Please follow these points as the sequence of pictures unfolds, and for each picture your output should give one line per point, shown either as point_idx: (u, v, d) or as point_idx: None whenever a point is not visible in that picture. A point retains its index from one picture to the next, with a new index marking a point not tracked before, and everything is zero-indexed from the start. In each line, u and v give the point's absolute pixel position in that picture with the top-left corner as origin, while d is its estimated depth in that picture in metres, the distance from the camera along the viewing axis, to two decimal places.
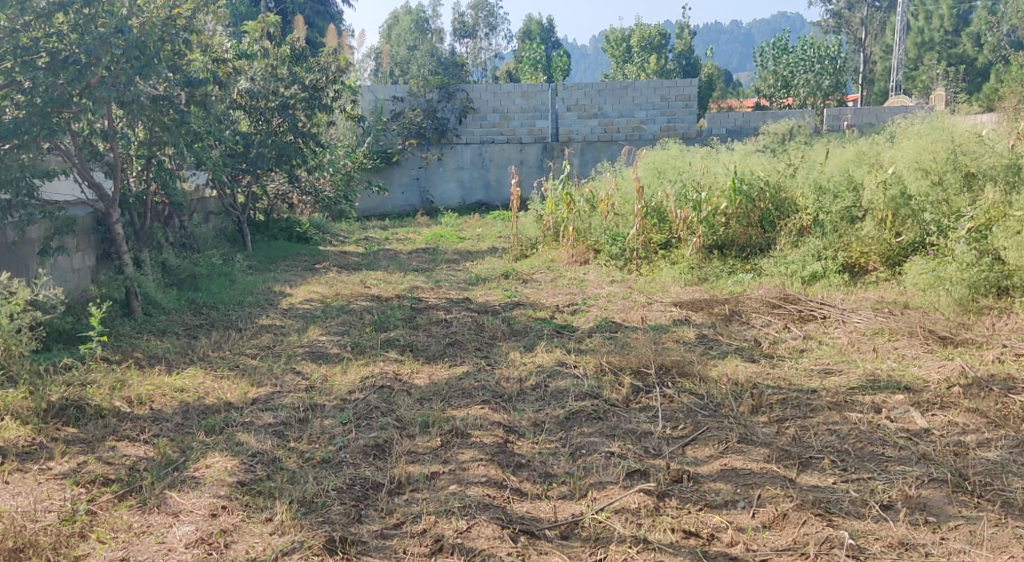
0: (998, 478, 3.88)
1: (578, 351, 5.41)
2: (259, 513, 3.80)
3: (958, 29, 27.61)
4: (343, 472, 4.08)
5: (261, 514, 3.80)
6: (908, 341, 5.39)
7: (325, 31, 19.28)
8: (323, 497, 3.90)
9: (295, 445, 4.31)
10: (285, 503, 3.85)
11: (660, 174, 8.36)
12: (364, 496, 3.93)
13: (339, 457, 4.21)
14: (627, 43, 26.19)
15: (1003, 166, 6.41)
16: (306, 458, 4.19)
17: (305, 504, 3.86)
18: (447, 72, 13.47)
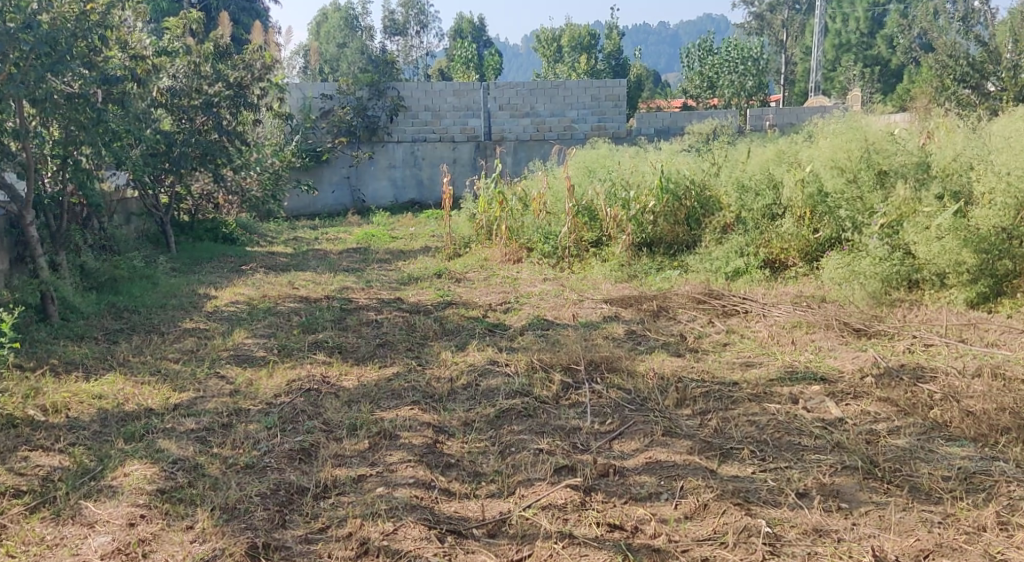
0: (906, 464, 4.02)
1: (510, 349, 5.45)
2: (179, 521, 3.78)
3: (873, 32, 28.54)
4: (267, 477, 4.07)
5: (181, 522, 3.77)
6: (824, 333, 5.56)
7: (251, 27, 19.01)
8: (246, 503, 3.89)
9: (217, 451, 4.28)
10: (206, 510, 3.83)
11: (590, 173, 8.43)
12: (288, 501, 3.92)
13: (263, 462, 4.19)
14: (558, 43, 26.30)
15: (913, 164, 6.63)
16: (229, 464, 4.17)
17: (228, 511, 3.85)
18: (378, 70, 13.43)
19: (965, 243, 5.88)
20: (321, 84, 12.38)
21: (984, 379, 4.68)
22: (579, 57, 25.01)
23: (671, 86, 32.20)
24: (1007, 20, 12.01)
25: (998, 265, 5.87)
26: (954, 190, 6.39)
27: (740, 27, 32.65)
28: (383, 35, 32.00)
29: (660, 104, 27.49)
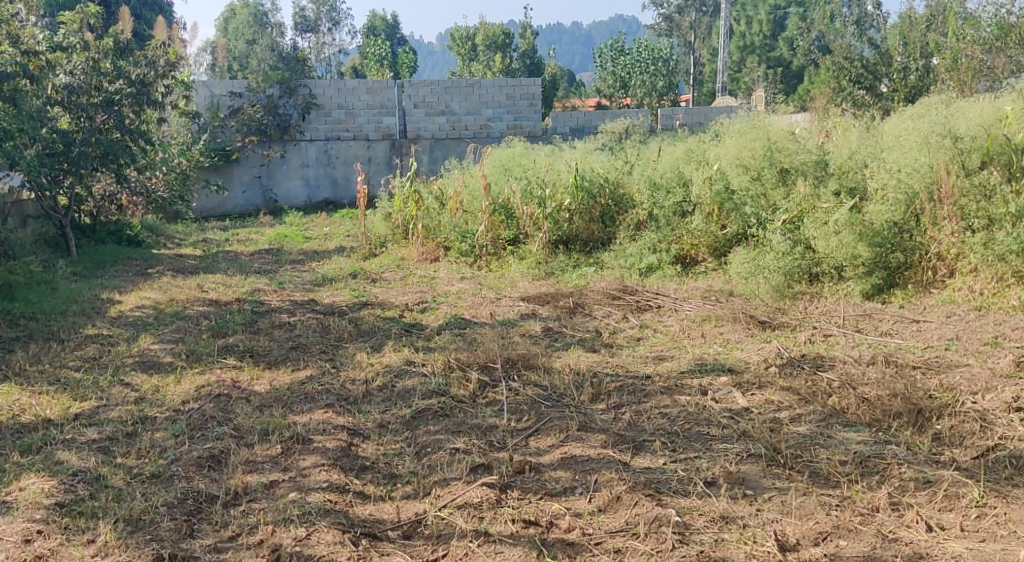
0: (807, 451, 4.14)
1: (426, 349, 5.48)
2: (79, 536, 3.73)
3: (775, 34, 29.44)
4: (174, 487, 4.02)
5: (82, 536, 3.73)
6: (731, 325, 5.73)
7: (152, 22, 18.59)
8: (151, 513, 3.84)
9: (121, 461, 4.22)
10: (109, 523, 3.78)
11: (507, 171, 8.41)
12: (196, 510, 3.89)
13: (170, 471, 4.15)
14: (473, 41, 26.00)
15: (813, 163, 6.92)
16: (134, 474, 4.11)
17: (132, 523, 3.80)
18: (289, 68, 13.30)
19: (861, 237, 6.18)
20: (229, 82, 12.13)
21: (878, 366, 4.87)
22: (493, 56, 25.08)
23: (584, 85, 32.63)
24: (897, 23, 12.53)
25: (891, 257, 6.18)
26: (850, 187, 6.72)
27: (649, 28, 33.21)
28: (294, 32, 31.64)
29: (574, 103, 27.83)
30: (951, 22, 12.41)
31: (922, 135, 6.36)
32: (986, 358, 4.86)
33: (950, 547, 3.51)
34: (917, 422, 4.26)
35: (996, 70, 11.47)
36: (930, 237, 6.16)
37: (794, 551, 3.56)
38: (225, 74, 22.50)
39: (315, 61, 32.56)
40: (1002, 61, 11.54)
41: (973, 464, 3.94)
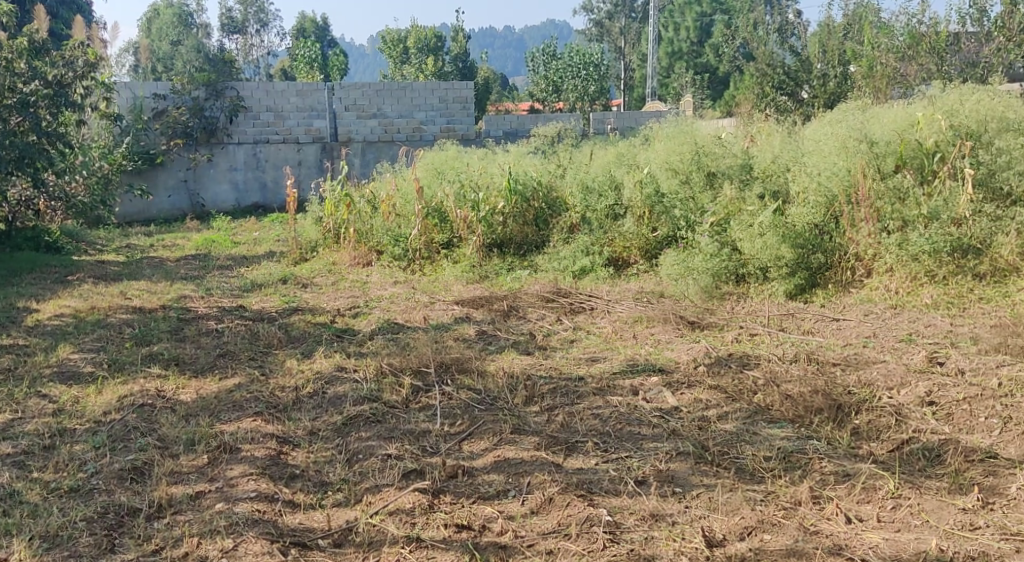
0: (733, 447, 4.24)
1: (358, 354, 5.47)
2: None
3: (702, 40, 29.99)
4: (94, 501, 3.97)
5: None
6: (662, 326, 5.82)
7: (70, 22, 18.17)
8: (69, 529, 3.79)
9: (38, 475, 4.15)
10: (23, 540, 3.72)
11: (440, 174, 8.38)
12: (117, 524, 3.84)
13: (89, 485, 4.09)
14: (404, 44, 26.02)
15: (738, 166, 7.11)
16: (50, 489, 4.05)
17: (49, 539, 3.75)
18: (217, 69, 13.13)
19: (784, 238, 6.30)
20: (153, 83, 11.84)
21: (800, 363, 5.01)
22: (425, 58, 25.00)
23: (517, 89, 32.75)
24: (816, 31, 12.83)
25: (812, 258, 6.33)
26: (774, 189, 6.89)
27: (581, 33, 33.50)
28: (220, 33, 31.20)
29: (508, 106, 27.92)
30: (867, 31, 12.72)
31: (841, 139, 6.57)
32: (900, 354, 5.03)
33: (868, 538, 3.61)
34: (837, 418, 4.38)
35: (909, 77, 11.84)
36: (848, 238, 6.39)
37: (720, 546, 3.64)
38: (149, 76, 22.10)
39: (243, 63, 32.15)
40: (915, 69, 11.92)
41: (890, 457, 4.07)
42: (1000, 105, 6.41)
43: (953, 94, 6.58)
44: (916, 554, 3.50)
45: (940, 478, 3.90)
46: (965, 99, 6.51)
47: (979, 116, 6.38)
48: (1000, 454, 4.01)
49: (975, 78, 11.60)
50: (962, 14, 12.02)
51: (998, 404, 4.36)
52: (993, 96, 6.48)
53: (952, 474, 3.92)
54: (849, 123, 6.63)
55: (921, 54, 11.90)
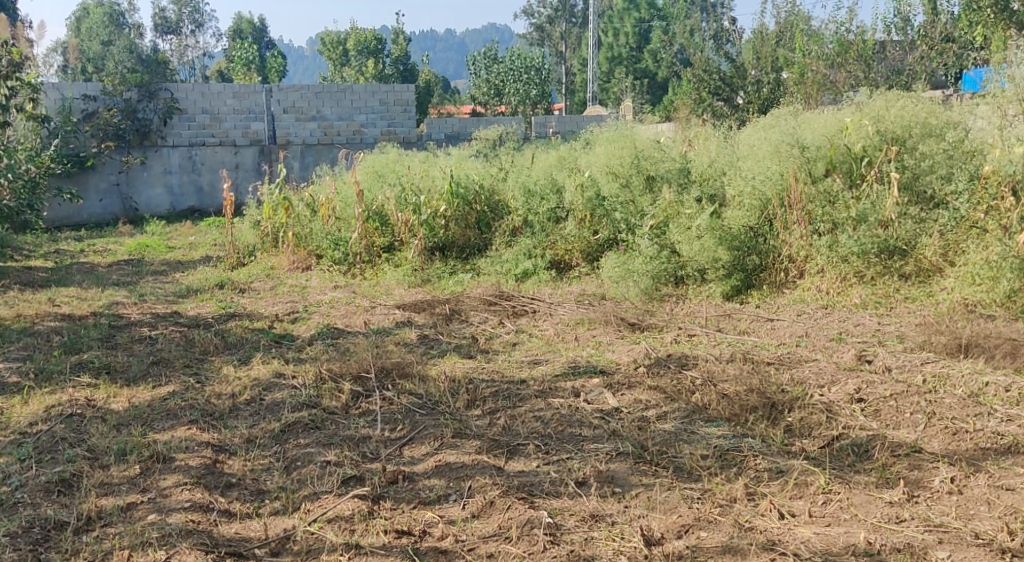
0: (672, 446, 4.29)
1: (297, 360, 5.43)
2: None
3: (642, 45, 30.49)
4: (20, 515, 3.89)
5: None
6: (603, 328, 5.88)
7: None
8: None
9: None
10: None
11: (381, 177, 8.31)
12: (44, 539, 3.77)
13: (15, 498, 4.01)
14: (343, 46, 25.86)
15: (676, 170, 7.16)
16: None
17: None
18: (151, 69, 12.90)
19: (720, 241, 6.44)
20: (82, 84, 11.55)
21: (736, 363, 5.09)
22: (366, 61, 24.86)
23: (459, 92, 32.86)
24: (750, 38, 13.09)
25: (747, 260, 6.49)
26: (711, 193, 6.97)
27: (521, 37, 33.70)
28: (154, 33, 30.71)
29: (450, 109, 27.92)
30: (797, 40, 13.10)
31: (774, 144, 6.66)
32: (831, 353, 5.14)
33: (800, 533, 3.68)
34: (771, 416, 4.47)
35: (838, 83, 12.06)
36: (781, 240, 6.54)
37: (659, 545, 3.67)
38: (79, 77, 21.52)
39: (178, 64, 31.70)
40: (844, 76, 12.22)
41: (821, 453, 4.16)
42: (923, 111, 6.54)
43: (880, 100, 6.71)
44: (846, 547, 3.58)
45: (869, 473, 4.00)
46: (891, 105, 6.65)
47: (904, 121, 6.52)
48: (924, 448, 4.12)
49: (901, 84, 11.90)
50: (887, 23, 12.34)
51: (923, 400, 4.48)
52: (917, 102, 6.63)
53: (880, 468, 4.02)
54: (782, 128, 6.72)
55: (849, 61, 12.25)
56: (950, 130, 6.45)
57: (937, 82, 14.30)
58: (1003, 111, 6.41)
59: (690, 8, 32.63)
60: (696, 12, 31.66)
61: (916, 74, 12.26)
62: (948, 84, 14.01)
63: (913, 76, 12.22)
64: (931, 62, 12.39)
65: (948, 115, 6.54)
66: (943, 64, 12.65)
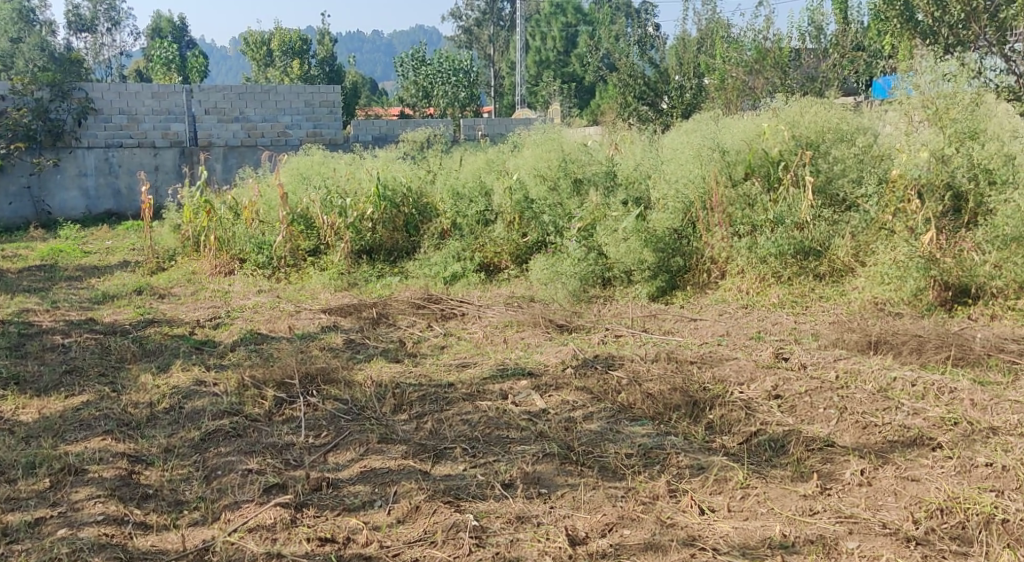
0: (597, 446, 4.31)
1: (218, 367, 5.33)
2: None
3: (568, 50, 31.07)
4: None
5: None
6: (531, 330, 5.89)
7: None
8: None
9: None
10: None
11: (305, 180, 8.19)
12: None
13: None
14: (268, 46, 25.26)
15: (603, 173, 7.26)
16: None
17: None
18: (63, 69, 12.52)
19: (646, 243, 6.54)
20: None
21: (660, 363, 5.15)
22: (291, 61, 24.55)
23: (386, 95, 32.69)
24: (674, 44, 13.21)
25: (672, 261, 6.58)
26: (636, 196, 7.10)
27: (449, 39, 33.69)
28: (68, 30, 29.90)
29: (377, 111, 27.76)
30: (717, 46, 12.95)
31: (696, 148, 6.84)
32: (751, 352, 5.23)
33: (718, 527, 3.74)
34: (693, 413, 4.53)
35: (757, 90, 12.41)
36: (704, 242, 6.66)
37: (583, 544, 3.68)
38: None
39: (93, 63, 30.90)
40: (762, 82, 12.49)
41: (740, 448, 4.23)
42: (836, 116, 6.73)
43: (795, 106, 6.88)
44: (762, 540, 3.64)
45: (784, 467, 4.08)
46: (805, 111, 6.81)
47: (817, 127, 6.70)
48: (836, 442, 4.21)
49: (815, 92, 12.15)
50: (802, 31, 12.61)
51: (836, 395, 4.59)
52: (829, 108, 6.82)
53: (795, 462, 4.10)
54: (703, 133, 6.92)
55: (766, 68, 12.43)
56: (860, 135, 6.63)
57: (847, 90, 14.77)
58: (908, 118, 6.50)
59: (617, 12, 33.03)
60: (622, 17, 32.05)
61: (829, 83, 12.45)
62: (858, 91, 14.38)
63: (826, 85, 12.35)
64: (844, 70, 12.61)
65: (858, 121, 6.72)
66: (853, 72, 12.97)
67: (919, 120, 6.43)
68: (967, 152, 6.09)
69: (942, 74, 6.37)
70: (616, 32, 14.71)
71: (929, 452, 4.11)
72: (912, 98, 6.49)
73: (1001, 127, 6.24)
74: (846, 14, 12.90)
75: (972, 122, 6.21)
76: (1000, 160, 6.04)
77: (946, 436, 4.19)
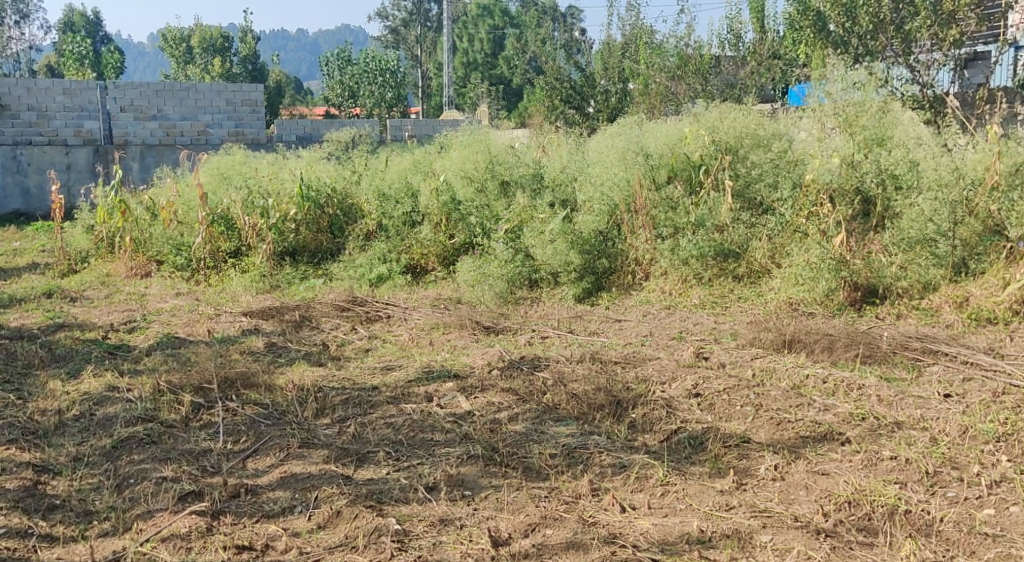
0: (522, 447, 4.28)
1: (133, 372, 5.18)
2: None
3: (496, 52, 31.32)
4: None
5: None
6: (458, 332, 5.84)
7: None
8: None
9: None
10: None
11: (227, 180, 8.01)
12: None
13: None
14: (187, 43, 24.71)
15: (530, 176, 7.28)
16: None
17: None
18: None
19: (571, 245, 6.53)
20: None
21: (585, 363, 5.15)
22: (212, 59, 24.12)
23: (311, 95, 32.30)
24: (599, 50, 13.28)
25: (598, 263, 6.61)
26: (563, 198, 7.16)
27: (376, 39, 33.46)
28: None
29: (302, 111, 27.43)
30: (642, 52, 13.09)
31: (620, 151, 6.88)
32: (672, 351, 5.27)
33: (639, 525, 3.74)
34: (616, 413, 4.54)
35: (679, 96, 12.46)
36: (628, 244, 6.71)
37: (506, 545, 3.65)
38: None
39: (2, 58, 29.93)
40: (685, 88, 12.64)
41: (661, 447, 4.25)
42: (753, 122, 6.80)
43: (715, 111, 6.96)
44: (681, 536, 3.66)
45: (702, 464, 4.10)
46: (725, 116, 6.89)
47: (736, 132, 6.75)
48: (752, 438, 4.26)
49: (736, 99, 12.34)
50: (721, 39, 12.76)
51: (752, 393, 4.64)
52: (747, 114, 6.89)
53: (713, 459, 4.13)
54: (627, 136, 6.96)
55: (688, 75, 12.49)
56: (775, 140, 6.72)
57: (767, 95, 15.03)
58: (822, 124, 6.62)
59: (545, 15, 33.18)
60: (549, 21, 32.27)
61: (747, 90, 12.65)
62: (778, 97, 14.65)
63: (745, 91, 12.53)
64: (761, 78, 12.62)
65: (774, 126, 6.81)
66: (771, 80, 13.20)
67: (832, 126, 6.57)
68: (874, 158, 6.22)
69: (852, 83, 6.52)
70: (543, 36, 14.76)
71: (838, 447, 4.17)
72: (824, 106, 6.63)
73: (907, 133, 6.37)
74: (764, 22, 12.89)
75: (880, 129, 6.38)
76: (905, 166, 6.13)
77: (854, 431, 4.27)
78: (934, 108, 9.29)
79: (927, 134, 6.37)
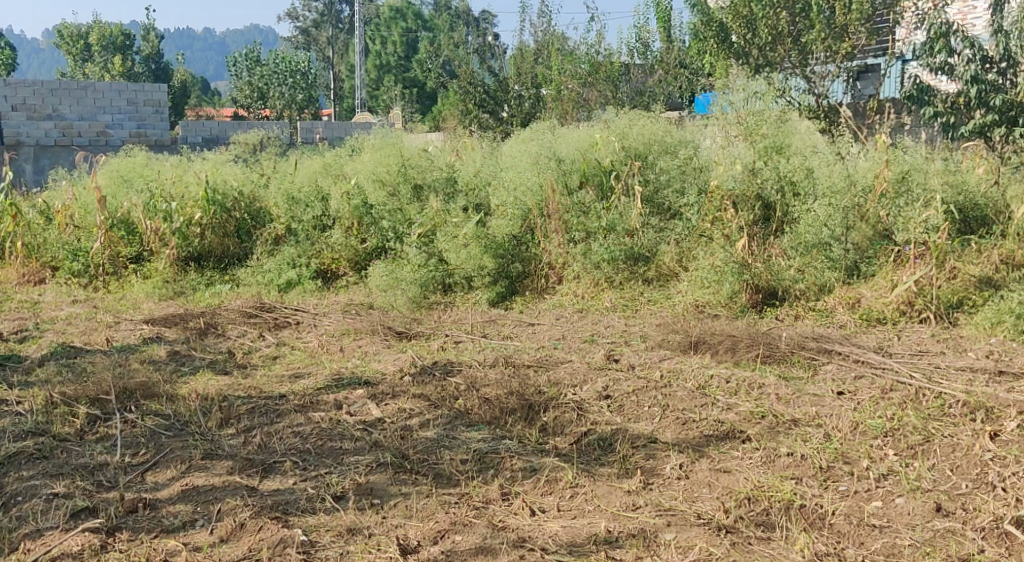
0: (432, 453, 4.22)
1: (24, 384, 4.95)
2: None
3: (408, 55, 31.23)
4: None
5: None
6: (369, 338, 5.74)
7: None
8: None
9: None
10: None
11: (127, 183, 7.74)
12: None
13: None
14: (85, 41, 23.92)
15: (443, 179, 7.23)
16: None
17: None
18: None
19: (485, 249, 6.51)
20: None
21: (498, 367, 5.11)
22: (112, 58, 23.49)
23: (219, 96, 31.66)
24: (512, 55, 13.35)
25: (510, 267, 6.58)
26: (476, 203, 7.12)
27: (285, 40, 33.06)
28: None
29: (210, 112, 26.85)
30: (552, 58, 13.21)
31: (533, 156, 6.94)
32: (583, 354, 5.28)
33: (548, 527, 3.70)
34: (528, 416, 4.51)
35: (591, 102, 12.60)
36: (542, 248, 6.71)
37: (414, 553, 3.58)
38: None
39: None
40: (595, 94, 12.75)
41: (571, 449, 4.23)
42: (660, 130, 6.94)
43: (624, 118, 7.04)
44: (589, 537, 3.63)
45: (611, 465, 4.10)
46: (634, 123, 6.98)
47: (644, 139, 6.88)
48: (659, 439, 4.27)
49: (643, 105, 12.52)
50: (630, 47, 12.92)
51: (659, 393, 4.67)
52: (655, 121, 7.02)
53: (621, 460, 4.13)
54: (540, 142, 7.03)
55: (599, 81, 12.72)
56: (682, 148, 6.85)
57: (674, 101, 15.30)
58: (726, 133, 6.75)
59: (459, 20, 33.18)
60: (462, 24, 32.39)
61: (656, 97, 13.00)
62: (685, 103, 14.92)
63: (653, 99, 12.70)
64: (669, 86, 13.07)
65: (681, 135, 6.95)
66: (677, 88, 13.43)
67: (735, 135, 6.71)
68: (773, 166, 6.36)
69: (753, 92, 6.73)
70: (453, 40, 14.71)
71: (739, 445, 4.21)
72: (728, 114, 6.79)
73: (803, 142, 6.55)
74: (670, 32, 13.10)
75: (779, 137, 6.54)
76: (802, 173, 6.31)
77: (755, 429, 4.32)
78: (829, 117, 9.56)
79: (822, 143, 6.58)
